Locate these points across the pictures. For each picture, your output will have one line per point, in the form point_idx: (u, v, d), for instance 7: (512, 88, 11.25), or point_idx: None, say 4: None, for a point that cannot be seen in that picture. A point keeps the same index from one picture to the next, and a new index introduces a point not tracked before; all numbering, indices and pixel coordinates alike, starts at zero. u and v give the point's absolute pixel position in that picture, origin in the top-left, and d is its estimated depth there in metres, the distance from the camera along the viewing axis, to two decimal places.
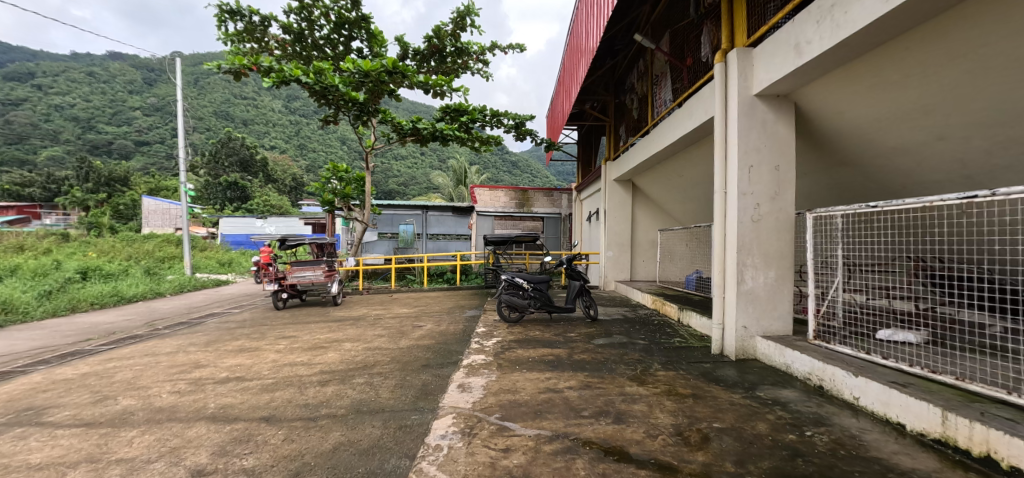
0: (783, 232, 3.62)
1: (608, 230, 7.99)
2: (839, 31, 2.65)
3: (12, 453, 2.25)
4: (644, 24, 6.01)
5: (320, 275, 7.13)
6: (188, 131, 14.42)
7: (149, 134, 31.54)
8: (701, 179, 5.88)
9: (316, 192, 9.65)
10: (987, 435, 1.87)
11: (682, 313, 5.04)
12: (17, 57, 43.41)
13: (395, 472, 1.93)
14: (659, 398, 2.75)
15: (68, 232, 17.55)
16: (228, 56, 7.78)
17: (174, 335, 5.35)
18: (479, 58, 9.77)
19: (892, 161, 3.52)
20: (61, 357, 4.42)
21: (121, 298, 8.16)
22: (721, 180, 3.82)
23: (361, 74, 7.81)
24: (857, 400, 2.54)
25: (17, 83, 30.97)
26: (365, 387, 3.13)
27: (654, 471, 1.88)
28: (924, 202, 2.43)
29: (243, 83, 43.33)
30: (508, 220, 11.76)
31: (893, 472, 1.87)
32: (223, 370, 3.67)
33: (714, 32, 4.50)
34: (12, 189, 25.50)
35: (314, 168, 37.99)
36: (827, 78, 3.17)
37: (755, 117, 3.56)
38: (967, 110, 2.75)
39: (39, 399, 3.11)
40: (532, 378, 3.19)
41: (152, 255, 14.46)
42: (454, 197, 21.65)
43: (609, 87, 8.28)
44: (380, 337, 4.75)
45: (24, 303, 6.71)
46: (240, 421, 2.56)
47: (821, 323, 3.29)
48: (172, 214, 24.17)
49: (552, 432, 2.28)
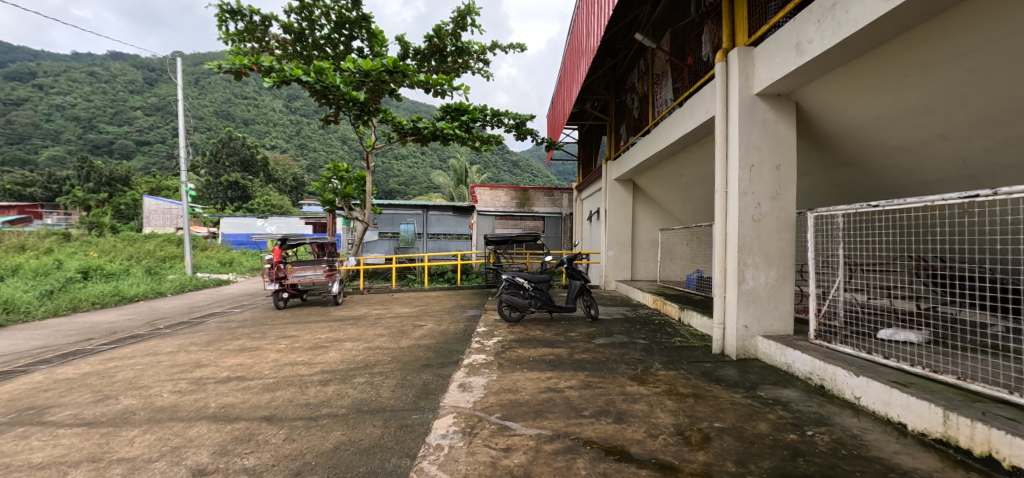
0: (784, 232, 3.61)
1: (608, 230, 7.99)
2: (840, 30, 2.65)
3: (13, 453, 2.25)
4: (644, 23, 6.02)
5: (320, 275, 7.14)
6: (189, 131, 14.44)
7: (150, 134, 31.55)
8: (702, 179, 5.87)
9: (316, 192, 9.66)
10: (988, 435, 1.86)
11: (682, 312, 5.04)
12: (17, 57, 43.48)
13: (395, 471, 1.93)
14: (659, 397, 2.75)
15: (69, 232, 17.58)
16: (228, 56, 7.78)
17: (175, 335, 5.35)
18: (479, 57, 9.77)
19: (893, 160, 3.50)
20: (62, 357, 4.43)
21: (122, 297, 8.16)
22: (722, 179, 3.81)
23: (361, 74, 7.81)
24: (857, 399, 2.54)
25: (18, 83, 31.03)
26: (365, 386, 3.13)
27: (654, 471, 1.88)
28: (925, 201, 2.43)
29: (243, 83, 43.37)
30: (508, 219, 11.76)
31: (894, 472, 1.86)
32: (224, 369, 3.67)
33: (715, 31, 4.51)
34: (13, 189, 25.54)
35: (314, 168, 37.99)
36: (828, 76, 3.17)
37: (756, 116, 3.56)
38: (968, 110, 2.74)
39: (40, 399, 3.11)
40: (532, 377, 3.19)
41: (153, 255, 14.46)
42: (454, 197, 21.63)
43: (610, 87, 8.27)
44: (381, 337, 4.76)
45: (25, 303, 6.72)
46: (241, 420, 2.57)
47: (822, 323, 3.29)
48: (172, 213, 24.42)
49: (553, 432, 2.28)
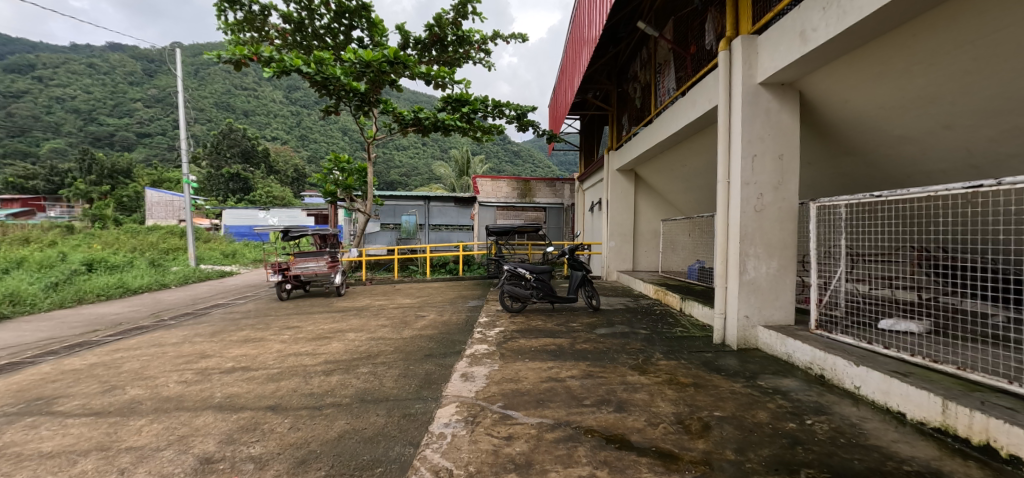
0: (787, 222, 3.59)
1: (610, 220, 7.95)
2: (845, 18, 2.60)
3: (24, 442, 2.29)
4: (647, 12, 5.90)
5: (323, 266, 7.20)
6: (190, 122, 14.43)
7: (151, 126, 31.41)
8: (704, 168, 5.84)
9: (318, 184, 9.64)
10: (986, 424, 1.88)
11: (684, 302, 5.04)
12: (18, 48, 43.71)
13: (398, 459, 1.96)
14: (660, 387, 2.78)
15: (72, 225, 17.52)
16: (227, 46, 7.68)
17: (179, 326, 5.39)
18: (480, 47, 9.67)
19: (899, 150, 3.47)
20: (68, 349, 4.48)
21: (127, 289, 8.24)
22: (724, 169, 3.78)
23: (362, 64, 7.69)
24: (858, 389, 2.55)
25: (18, 76, 31.12)
26: (369, 376, 3.17)
27: (654, 459, 1.91)
28: (928, 192, 2.38)
29: (244, 74, 43.13)
30: (510, 210, 11.70)
31: (892, 460, 1.88)
32: (229, 360, 3.71)
33: (718, 19, 4.45)
34: (15, 182, 25.16)
35: (316, 159, 37.63)
36: (833, 65, 3.11)
37: (759, 106, 3.53)
38: (973, 99, 2.71)
39: (48, 389, 3.15)
40: (534, 367, 3.21)
41: (156, 247, 14.55)
42: (456, 188, 21.60)
43: (613, 76, 8.17)
44: (384, 327, 4.80)
45: (31, 296, 6.78)
46: (246, 410, 2.60)
47: (823, 313, 3.28)
48: (174, 205, 23.92)
49: (554, 421, 2.30)
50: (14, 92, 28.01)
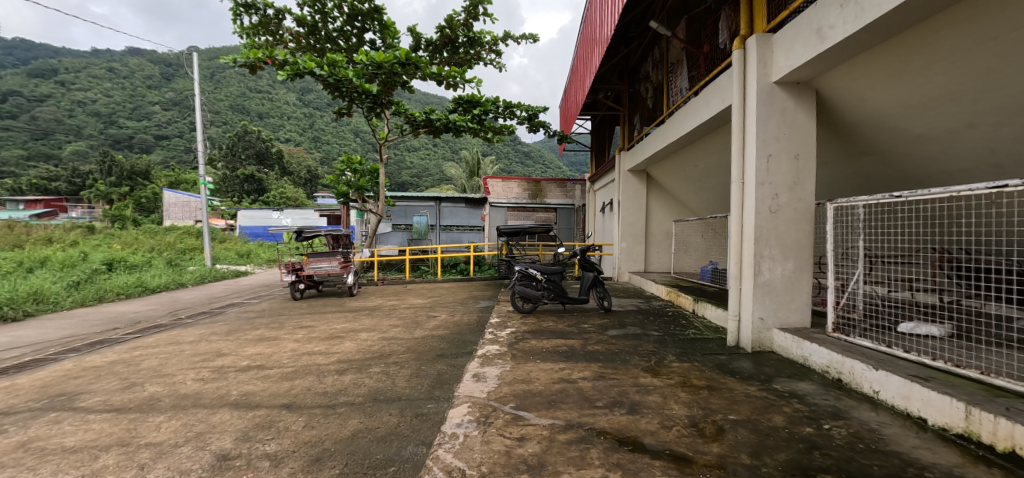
0: (803, 223, 3.54)
1: (621, 221, 7.90)
2: (863, 15, 2.55)
3: (48, 437, 2.36)
4: (659, 11, 5.86)
5: (336, 266, 7.27)
6: (206, 124, 14.71)
7: (168, 129, 32.11)
8: (717, 168, 5.78)
9: (330, 184, 9.75)
10: (1012, 430, 1.83)
11: (697, 304, 4.99)
12: (42, 53, 44.98)
13: (412, 459, 1.98)
14: (674, 389, 2.75)
15: (93, 225, 17.98)
16: (243, 49, 7.82)
17: (196, 325, 5.50)
18: (491, 48, 9.69)
19: (918, 149, 3.40)
20: (90, 346, 4.59)
21: (145, 288, 8.44)
22: (738, 169, 3.72)
23: (375, 66, 7.76)
24: (877, 393, 2.50)
25: (43, 80, 32.10)
26: (381, 376, 3.19)
27: (668, 462, 1.89)
28: (950, 192, 2.32)
29: (258, 76, 43.76)
30: (521, 211, 11.82)
31: (913, 466, 1.84)
32: (244, 358, 3.77)
33: (732, 18, 4.40)
34: (39, 183, 25.90)
35: (329, 160, 38.05)
36: (850, 63, 3.05)
37: (774, 105, 3.47)
38: (997, 96, 2.64)
39: (71, 385, 3.24)
40: (546, 368, 3.20)
41: (173, 247, 14.87)
42: (467, 189, 21.65)
43: (624, 76, 8.13)
44: (396, 327, 4.84)
45: (54, 294, 6.97)
46: (262, 407, 2.65)
47: (841, 316, 3.21)
48: (191, 205, 24.41)
49: (566, 422, 2.30)
50: (38, 96, 28.88)
